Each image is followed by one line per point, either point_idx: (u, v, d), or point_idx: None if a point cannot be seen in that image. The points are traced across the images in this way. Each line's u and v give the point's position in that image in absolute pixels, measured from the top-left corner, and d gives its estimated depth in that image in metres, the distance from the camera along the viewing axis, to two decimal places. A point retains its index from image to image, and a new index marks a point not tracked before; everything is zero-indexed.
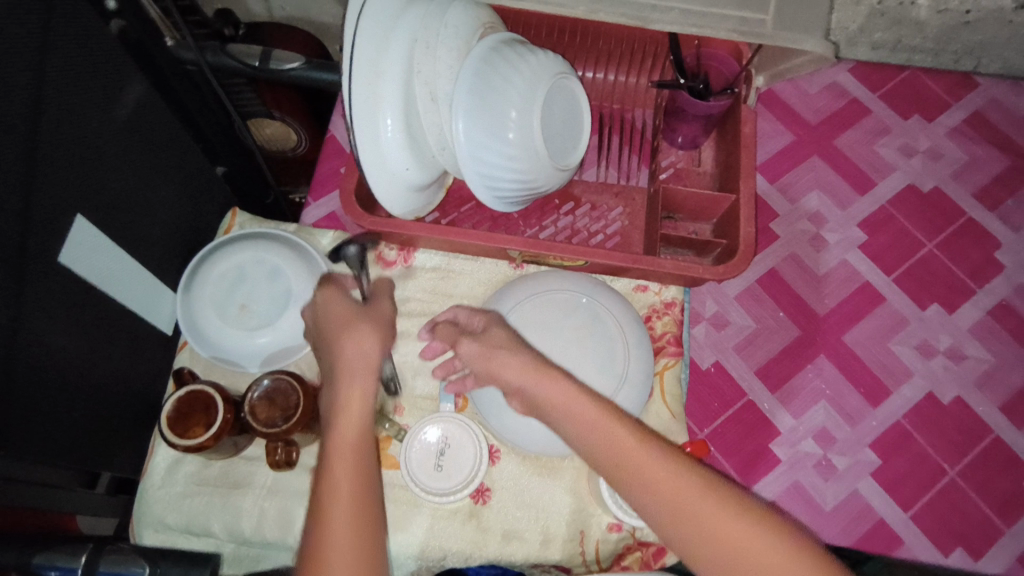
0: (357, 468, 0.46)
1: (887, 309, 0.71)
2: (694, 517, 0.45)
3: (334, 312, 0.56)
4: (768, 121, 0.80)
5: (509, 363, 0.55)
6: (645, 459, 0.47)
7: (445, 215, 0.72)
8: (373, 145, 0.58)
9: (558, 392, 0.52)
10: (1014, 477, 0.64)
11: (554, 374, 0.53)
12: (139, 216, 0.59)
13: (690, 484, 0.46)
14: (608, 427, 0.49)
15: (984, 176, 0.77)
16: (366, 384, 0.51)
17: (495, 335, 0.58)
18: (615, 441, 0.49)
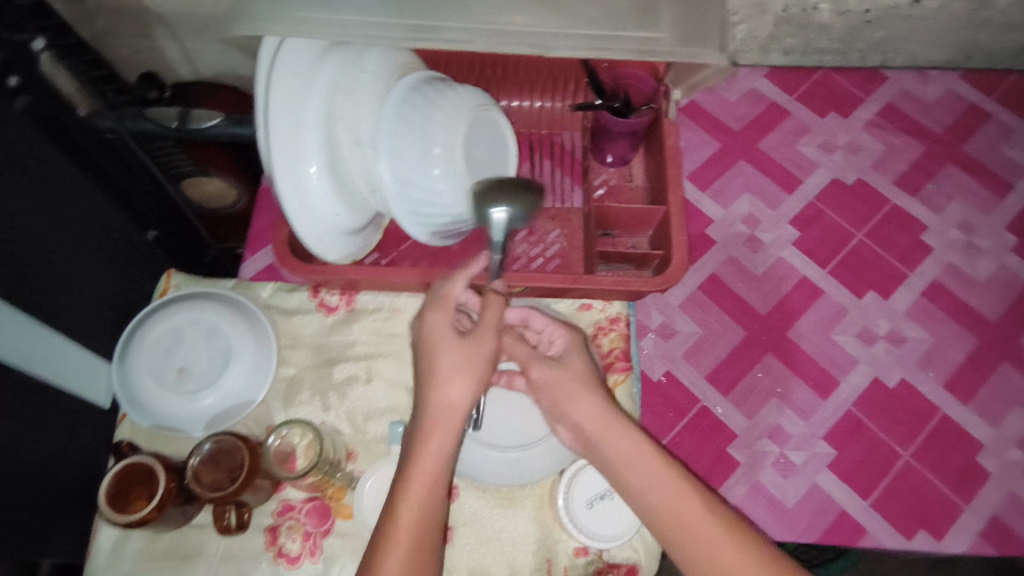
0: (415, 513, 0.47)
1: (826, 301, 0.72)
2: (691, 533, 0.50)
3: (430, 336, 0.54)
4: (693, 132, 0.83)
5: (585, 408, 0.56)
6: (675, 490, 0.51)
7: (385, 255, 0.72)
8: (298, 194, 0.57)
9: (629, 444, 0.54)
10: (967, 453, 0.65)
11: (624, 425, 0.55)
12: (56, 289, 0.57)
13: (712, 526, 0.49)
14: (654, 461, 0.53)
15: (902, 163, 0.80)
16: (447, 434, 0.50)
17: (572, 366, 0.58)
18: (686, 507, 0.51)
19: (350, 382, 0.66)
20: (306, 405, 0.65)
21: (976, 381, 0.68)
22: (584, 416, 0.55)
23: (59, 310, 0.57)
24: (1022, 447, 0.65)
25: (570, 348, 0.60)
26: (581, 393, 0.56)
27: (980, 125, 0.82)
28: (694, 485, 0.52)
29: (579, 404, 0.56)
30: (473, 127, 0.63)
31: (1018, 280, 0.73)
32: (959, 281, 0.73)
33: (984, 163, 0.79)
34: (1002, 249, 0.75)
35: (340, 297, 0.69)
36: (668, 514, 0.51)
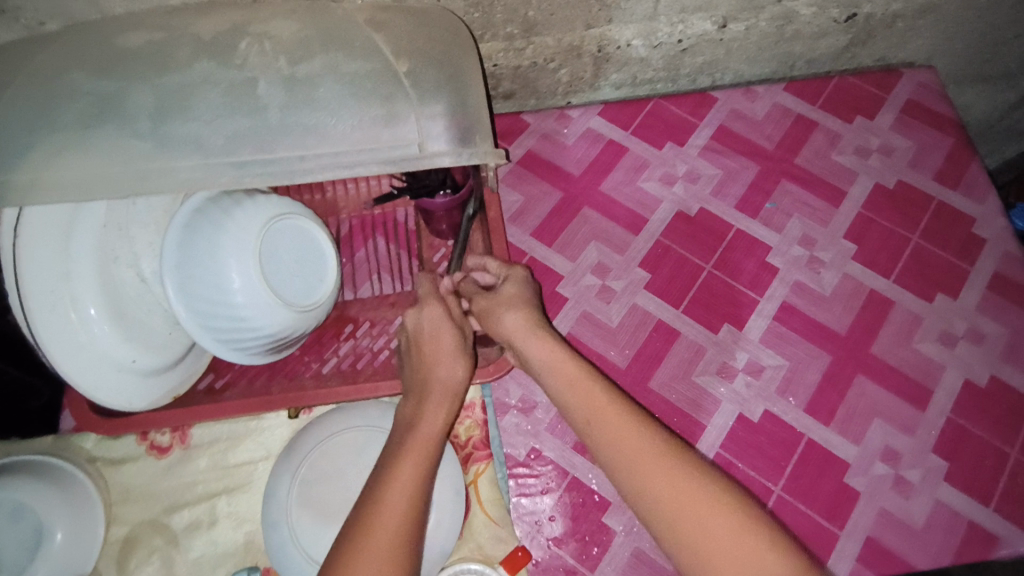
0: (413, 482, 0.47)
1: (684, 342, 0.71)
2: (605, 428, 0.49)
3: (422, 325, 0.58)
4: (534, 183, 0.80)
5: (511, 320, 0.58)
6: (591, 396, 0.51)
7: (220, 376, 0.66)
8: (78, 351, 0.53)
9: (546, 348, 0.55)
10: (834, 476, 0.65)
11: (545, 335, 0.56)
12: None
13: (626, 420, 0.49)
14: (578, 378, 0.53)
15: (741, 185, 0.80)
16: (450, 407, 0.54)
17: (506, 290, 0.61)
18: (591, 402, 0.51)
19: (192, 529, 0.60)
20: (143, 567, 0.59)
21: (834, 399, 0.68)
22: (507, 324, 0.58)
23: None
24: (885, 460, 0.66)
25: (507, 278, 0.62)
26: (514, 309, 0.58)
27: (809, 136, 0.83)
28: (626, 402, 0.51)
29: (511, 321, 0.57)
30: (272, 238, 0.59)
31: (861, 287, 0.74)
32: (807, 299, 0.73)
33: (817, 173, 0.81)
34: (843, 258, 0.76)
35: (172, 435, 0.63)
36: (584, 412, 0.51)
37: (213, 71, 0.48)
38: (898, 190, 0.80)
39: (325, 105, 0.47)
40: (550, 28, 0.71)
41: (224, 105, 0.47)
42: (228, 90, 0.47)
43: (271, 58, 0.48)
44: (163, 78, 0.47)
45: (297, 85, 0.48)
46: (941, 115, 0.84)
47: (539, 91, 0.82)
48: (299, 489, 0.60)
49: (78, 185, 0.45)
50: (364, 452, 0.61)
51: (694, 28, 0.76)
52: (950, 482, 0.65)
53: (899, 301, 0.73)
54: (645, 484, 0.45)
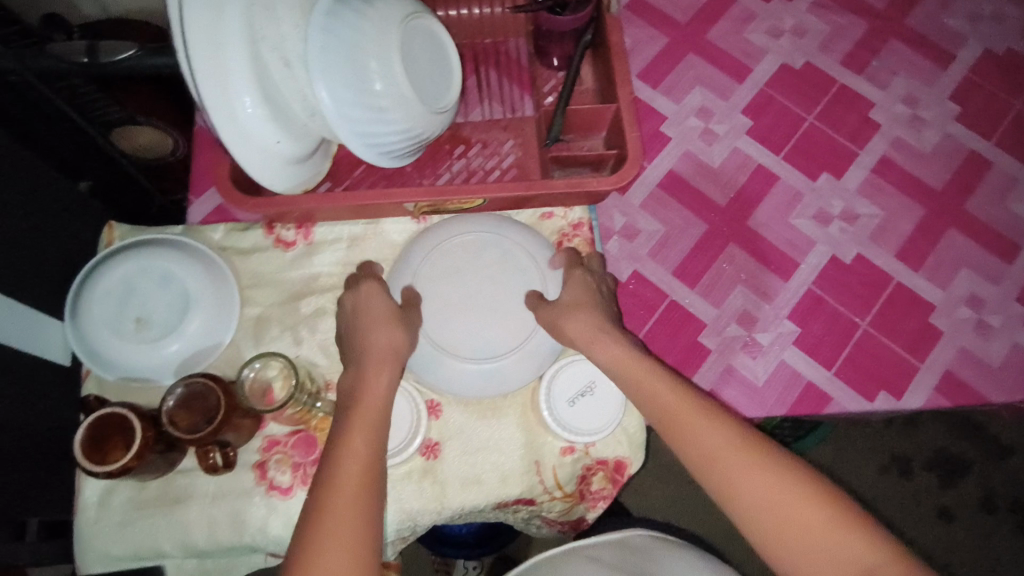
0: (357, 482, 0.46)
1: (783, 187, 0.73)
2: (692, 431, 0.50)
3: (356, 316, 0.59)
4: (639, 27, 0.80)
5: (578, 324, 0.57)
6: (670, 399, 0.51)
7: (338, 182, 0.69)
8: (235, 126, 0.54)
9: (611, 352, 0.56)
10: (919, 316, 0.68)
11: (612, 337, 0.56)
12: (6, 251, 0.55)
13: (708, 421, 0.50)
14: (645, 367, 0.54)
15: (848, 42, 0.79)
16: (388, 369, 0.54)
17: (568, 297, 0.59)
18: (670, 406, 0.51)
19: (318, 316, 0.65)
20: (276, 342, 0.64)
21: (925, 248, 0.71)
22: (603, 357, 0.56)
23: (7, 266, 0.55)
24: (970, 305, 0.69)
25: (574, 282, 0.61)
26: (591, 328, 0.57)
27: None
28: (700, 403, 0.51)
29: (600, 351, 0.56)
30: (408, 37, 0.60)
31: (961, 147, 0.75)
32: (906, 155, 0.75)
33: (925, 35, 0.80)
34: (945, 118, 0.76)
35: (296, 231, 0.67)
36: (667, 420, 0.51)
37: None
38: (1007, 57, 0.79)
39: None
40: None
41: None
42: None
43: None
44: None
45: None
46: None
47: None
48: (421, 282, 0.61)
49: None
50: (485, 250, 0.62)
51: None
52: None
53: (997, 162, 0.74)
54: (729, 476, 0.47)
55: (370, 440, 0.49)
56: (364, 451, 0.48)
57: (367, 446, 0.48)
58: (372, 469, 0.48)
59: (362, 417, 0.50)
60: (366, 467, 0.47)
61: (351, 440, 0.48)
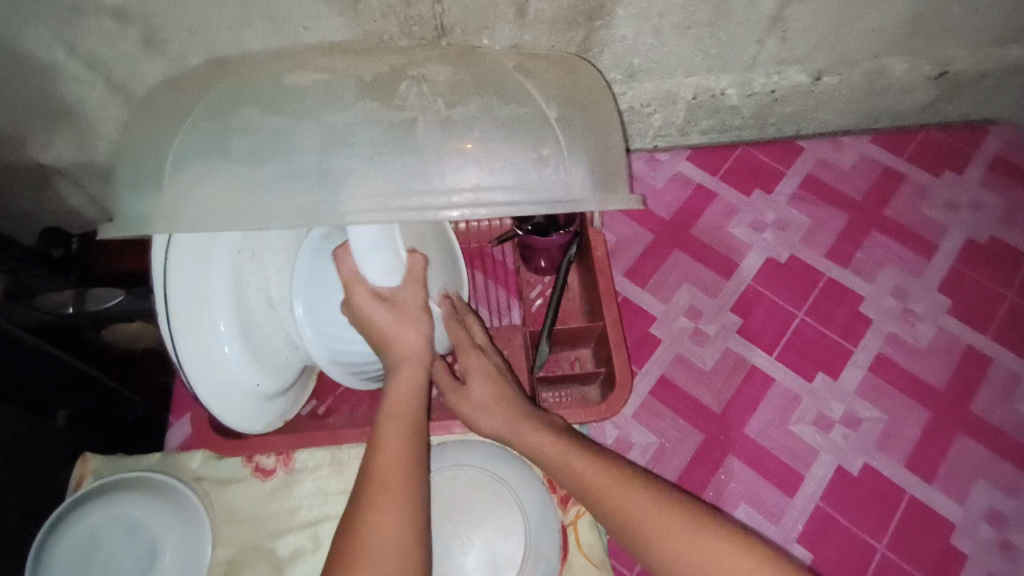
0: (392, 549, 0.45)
1: (779, 390, 0.71)
2: (635, 514, 0.51)
3: (365, 315, 0.54)
4: (624, 224, 0.81)
5: (487, 421, 0.59)
6: (617, 478, 0.53)
7: (321, 402, 0.68)
8: (212, 371, 0.54)
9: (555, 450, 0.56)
10: (938, 536, 0.64)
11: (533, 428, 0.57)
12: None
13: (654, 496, 0.52)
14: (603, 466, 0.54)
15: (831, 235, 0.81)
16: (412, 432, 0.52)
17: (474, 363, 0.60)
18: (615, 489, 0.52)
19: (295, 557, 0.61)
20: None
21: (935, 455, 0.67)
22: (536, 446, 0.56)
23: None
24: (991, 522, 0.65)
25: (472, 369, 0.59)
26: (487, 395, 0.59)
27: (897, 188, 0.83)
28: (645, 482, 0.53)
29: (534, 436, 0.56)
30: None
31: (958, 343, 0.73)
32: (903, 352, 0.73)
33: (907, 226, 0.81)
34: (937, 312, 0.75)
35: (276, 458, 0.64)
36: (612, 506, 0.52)
37: (376, 112, 0.49)
38: (991, 245, 0.79)
39: (482, 139, 0.48)
40: (651, 76, 0.75)
41: (383, 143, 0.47)
42: (388, 129, 0.48)
43: (430, 100, 0.49)
44: (329, 116, 0.48)
45: (454, 125, 0.48)
46: None
47: (630, 134, 0.85)
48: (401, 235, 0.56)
49: (220, 218, 0.45)
50: None
51: (789, 80, 0.78)
52: None
53: (997, 357, 0.73)
54: (667, 546, 0.49)
55: (406, 514, 0.47)
56: (397, 511, 0.47)
57: (404, 455, 0.50)
58: (416, 483, 0.49)
59: (397, 494, 0.48)
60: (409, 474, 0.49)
61: (385, 514, 0.47)
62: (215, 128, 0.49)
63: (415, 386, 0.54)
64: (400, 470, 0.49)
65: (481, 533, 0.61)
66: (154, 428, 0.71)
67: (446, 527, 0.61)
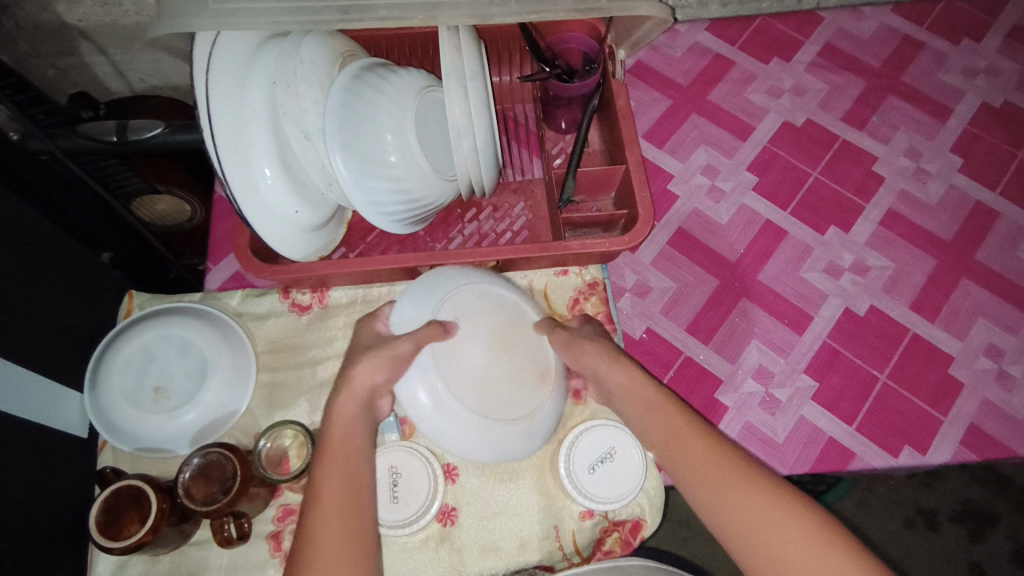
0: (338, 507, 0.43)
1: (791, 241, 0.74)
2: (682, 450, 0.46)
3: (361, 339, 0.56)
4: (643, 91, 0.82)
5: (589, 351, 0.55)
6: (667, 415, 0.49)
7: (352, 248, 0.72)
8: (254, 195, 0.57)
9: (624, 380, 0.52)
10: (938, 368, 0.68)
11: (624, 361, 0.54)
12: (42, 330, 0.57)
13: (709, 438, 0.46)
14: (660, 403, 0.50)
15: (847, 99, 0.82)
16: (365, 407, 0.50)
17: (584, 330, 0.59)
18: (669, 424, 0.48)
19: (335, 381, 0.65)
20: (293, 408, 0.64)
21: (940, 298, 0.71)
22: (612, 380, 0.53)
23: (48, 356, 0.58)
24: (990, 356, 0.68)
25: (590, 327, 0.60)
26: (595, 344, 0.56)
27: (916, 55, 0.84)
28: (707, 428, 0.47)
29: (615, 372, 0.53)
30: (425, 109, 0.64)
31: (967, 198, 0.76)
32: (913, 207, 0.75)
33: (923, 91, 0.82)
34: (949, 170, 0.77)
35: (312, 295, 0.68)
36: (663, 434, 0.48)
37: None
38: (1005, 109, 0.80)
39: None
40: None
41: None
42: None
43: None
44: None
45: None
46: None
47: None
48: (454, 96, 0.54)
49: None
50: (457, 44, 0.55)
51: None
52: None
53: (1004, 212, 0.75)
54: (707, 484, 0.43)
55: (346, 483, 0.45)
56: (339, 482, 0.45)
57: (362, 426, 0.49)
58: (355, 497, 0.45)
59: (340, 462, 0.46)
60: (350, 507, 0.44)
61: (327, 481, 0.45)
62: None
63: (358, 407, 0.50)
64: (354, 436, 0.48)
65: (519, 348, 0.57)
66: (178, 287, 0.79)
67: (483, 338, 0.55)
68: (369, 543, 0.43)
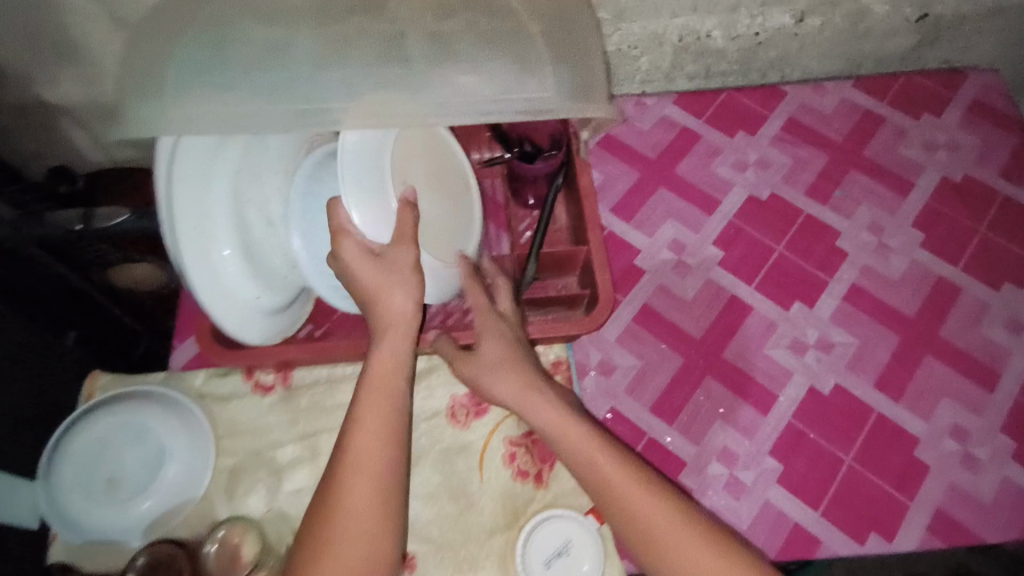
0: (375, 444, 0.50)
1: (756, 317, 0.74)
2: (592, 469, 0.53)
3: (351, 272, 0.53)
4: (611, 164, 0.84)
5: (501, 383, 0.58)
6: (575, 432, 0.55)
7: (319, 325, 0.69)
8: (213, 283, 0.56)
9: (547, 416, 0.56)
10: (903, 450, 0.67)
11: (541, 389, 0.58)
12: None
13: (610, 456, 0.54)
14: (570, 426, 0.55)
15: (811, 174, 0.83)
16: (405, 341, 0.54)
17: (488, 350, 0.59)
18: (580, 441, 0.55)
19: (294, 465, 0.64)
20: (248, 495, 0.62)
21: (903, 377, 0.71)
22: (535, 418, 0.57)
23: None
24: (955, 437, 0.68)
25: (487, 334, 0.60)
26: (501, 365, 0.59)
27: (877, 130, 0.86)
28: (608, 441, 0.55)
29: (534, 406, 0.57)
30: None
31: (929, 274, 0.76)
32: (876, 282, 0.76)
33: (884, 165, 0.83)
34: (911, 246, 0.78)
35: (275, 375, 0.67)
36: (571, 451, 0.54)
37: (366, 23, 0.51)
38: (965, 183, 0.82)
39: (468, 61, 0.50)
40: (639, 15, 0.77)
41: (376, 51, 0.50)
42: (380, 41, 0.50)
43: (418, 13, 0.51)
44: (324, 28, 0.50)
45: (441, 40, 0.51)
46: (1003, 114, 0.87)
47: (619, 77, 0.87)
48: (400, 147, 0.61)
49: (226, 122, 0.47)
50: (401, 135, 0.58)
51: (772, 21, 0.80)
52: (1017, 462, 0.67)
53: (966, 287, 0.76)
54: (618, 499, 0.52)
55: (382, 424, 0.51)
56: (374, 422, 0.51)
57: (397, 361, 0.53)
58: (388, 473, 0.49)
59: (379, 399, 0.52)
60: (384, 439, 0.50)
61: (362, 429, 0.50)
62: (211, 30, 0.50)
63: (402, 346, 0.54)
64: (389, 375, 0.53)
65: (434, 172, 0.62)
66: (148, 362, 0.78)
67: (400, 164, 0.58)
68: (398, 475, 0.50)
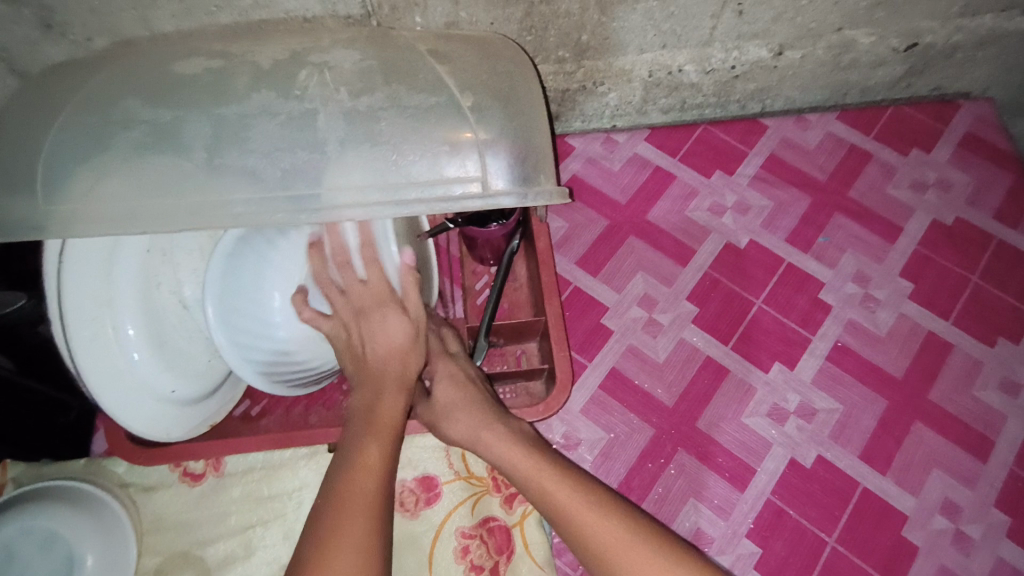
0: (369, 489, 0.46)
1: (733, 381, 0.69)
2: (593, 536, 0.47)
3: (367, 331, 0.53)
4: (578, 210, 0.78)
5: (456, 422, 0.55)
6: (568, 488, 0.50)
7: (256, 402, 0.64)
8: (117, 380, 0.50)
9: (517, 458, 0.52)
10: (891, 530, 0.62)
11: (499, 428, 0.54)
12: None
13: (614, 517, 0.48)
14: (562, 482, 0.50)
15: (792, 218, 0.77)
16: (407, 394, 0.53)
17: (443, 389, 0.56)
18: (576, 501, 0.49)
19: (226, 565, 0.58)
20: None
21: (891, 446, 0.66)
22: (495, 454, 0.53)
23: None
24: (946, 514, 0.63)
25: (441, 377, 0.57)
26: (459, 407, 0.55)
27: (863, 167, 0.80)
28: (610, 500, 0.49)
29: (498, 444, 0.53)
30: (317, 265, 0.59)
31: (919, 329, 0.71)
32: (862, 340, 0.71)
33: (870, 208, 0.78)
34: (899, 298, 0.73)
35: (206, 462, 0.61)
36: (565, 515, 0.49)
37: (272, 102, 0.47)
38: (957, 227, 0.76)
39: (389, 143, 0.46)
40: (603, 52, 0.70)
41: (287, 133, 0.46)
42: (287, 122, 0.46)
43: (332, 90, 0.47)
44: (220, 109, 0.46)
45: (360, 117, 0.46)
46: (996, 149, 0.81)
47: (585, 113, 0.80)
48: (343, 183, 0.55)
49: (112, 225, 0.43)
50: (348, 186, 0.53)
51: (749, 55, 0.74)
52: (1013, 539, 0.62)
53: (958, 344, 0.70)
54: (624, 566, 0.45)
55: (378, 472, 0.47)
56: (376, 463, 0.48)
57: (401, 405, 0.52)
58: (380, 512, 0.45)
59: (380, 435, 0.49)
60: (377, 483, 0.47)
61: (358, 470, 0.47)
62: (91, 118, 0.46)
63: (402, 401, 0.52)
64: (391, 418, 0.51)
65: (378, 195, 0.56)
66: (84, 427, 0.65)
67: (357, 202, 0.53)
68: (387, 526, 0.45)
